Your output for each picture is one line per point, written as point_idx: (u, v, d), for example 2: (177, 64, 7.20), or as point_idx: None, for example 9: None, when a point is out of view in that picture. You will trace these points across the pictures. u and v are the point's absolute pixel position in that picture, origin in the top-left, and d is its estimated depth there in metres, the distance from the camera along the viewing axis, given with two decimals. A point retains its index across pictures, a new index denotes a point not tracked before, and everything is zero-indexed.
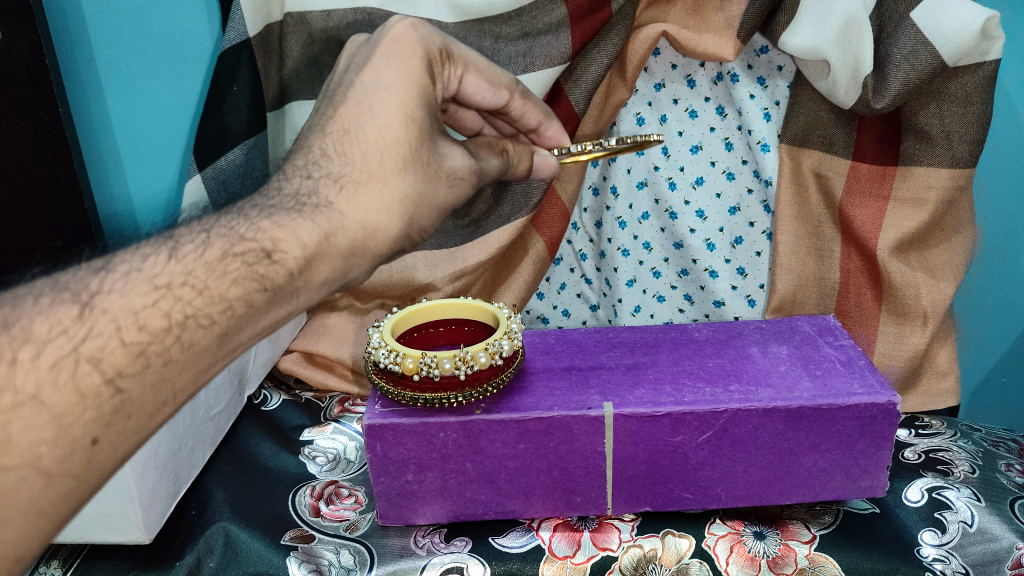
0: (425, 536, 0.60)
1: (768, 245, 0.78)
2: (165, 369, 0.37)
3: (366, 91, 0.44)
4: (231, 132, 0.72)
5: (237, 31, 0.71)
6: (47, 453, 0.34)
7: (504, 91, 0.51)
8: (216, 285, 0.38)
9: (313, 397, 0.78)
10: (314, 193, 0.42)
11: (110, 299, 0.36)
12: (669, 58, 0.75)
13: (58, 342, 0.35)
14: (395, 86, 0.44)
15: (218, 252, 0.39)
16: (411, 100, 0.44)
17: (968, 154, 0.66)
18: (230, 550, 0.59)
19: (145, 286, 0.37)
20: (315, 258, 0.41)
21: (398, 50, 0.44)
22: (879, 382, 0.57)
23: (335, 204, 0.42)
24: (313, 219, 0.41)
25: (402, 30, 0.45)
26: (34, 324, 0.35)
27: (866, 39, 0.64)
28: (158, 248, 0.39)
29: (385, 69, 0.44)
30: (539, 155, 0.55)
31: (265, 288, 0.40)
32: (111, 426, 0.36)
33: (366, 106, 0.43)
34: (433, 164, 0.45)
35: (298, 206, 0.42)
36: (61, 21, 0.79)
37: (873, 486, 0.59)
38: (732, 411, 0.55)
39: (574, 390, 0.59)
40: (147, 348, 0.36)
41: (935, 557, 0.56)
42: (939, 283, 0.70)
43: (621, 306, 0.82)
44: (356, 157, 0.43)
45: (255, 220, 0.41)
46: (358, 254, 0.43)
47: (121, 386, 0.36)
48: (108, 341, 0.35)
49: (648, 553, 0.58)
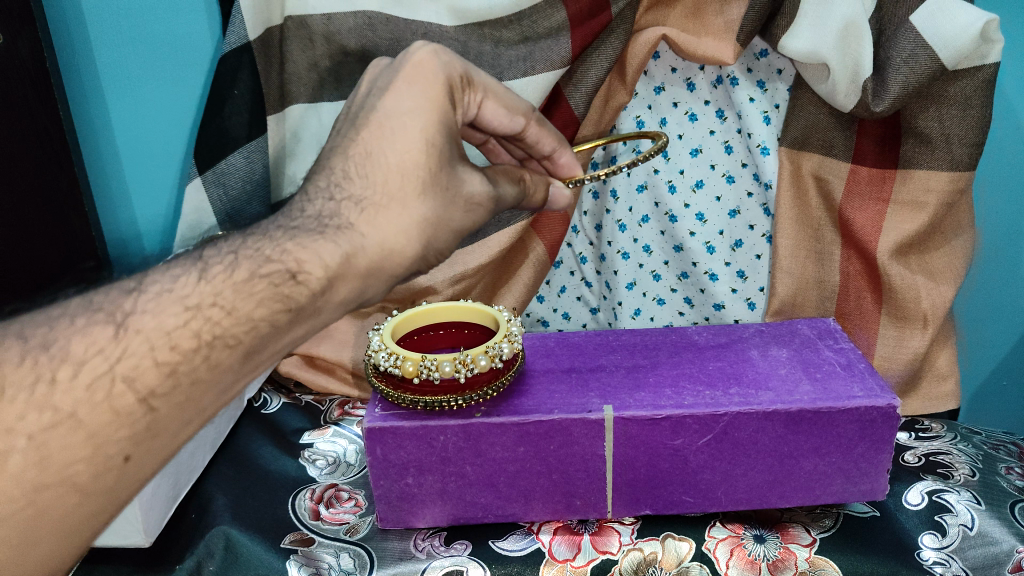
0: (425, 539, 0.60)
1: (768, 248, 0.78)
2: (193, 388, 0.38)
3: (389, 116, 0.43)
4: (231, 136, 0.73)
5: (237, 34, 0.71)
6: (83, 471, 0.35)
7: (521, 118, 0.51)
8: (241, 305, 0.39)
9: (313, 400, 0.78)
10: (337, 215, 0.42)
11: (143, 320, 0.37)
12: (669, 61, 0.75)
13: (95, 362, 0.36)
14: (417, 110, 0.44)
15: (245, 273, 0.40)
16: (432, 123, 0.43)
17: (968, 157, 0.66)
18: (230, 554, 0.59)
19: (176, 307, 0.38)
20: (337, 279, 0.41)
21: (420, 76, 0.44)
22: (879, 386, 0.57)
23: (356, 225, 0.42)
24: (334, 240, 0.41)
25: (425, 57, 0.45)
26: (72, 344, 0.36)
27: (866, 44, 0.64)
28: (189, 269, 0.40)
29: (406, 94, 0.44)
30: (554, 188, 0.56)
31: (289, 308, 0.40)
32: (142, 444, 0.37)
33: (388, 130, 0.43)
34: (451, 189, 0.45)
35: (320, 228, 0.42)
36: (61, 27, 0.79)
37: (873, 490, 0.59)
38: (732, 414, 0.55)
39: (575, 394, 0.59)
40: (177, 368, 0.37)
41: (935, 561, 0.56)
42: (939, 286, 0.70)
43: (621, 309, 0.82)
44: (378, 181, 0.43)
45: (279, 241, 0.41)
46: (375, 275, 0.43)
47: (152, 406, 0.37)
48: (141, 361, 0.36)
49: (648, 556, 0.58)
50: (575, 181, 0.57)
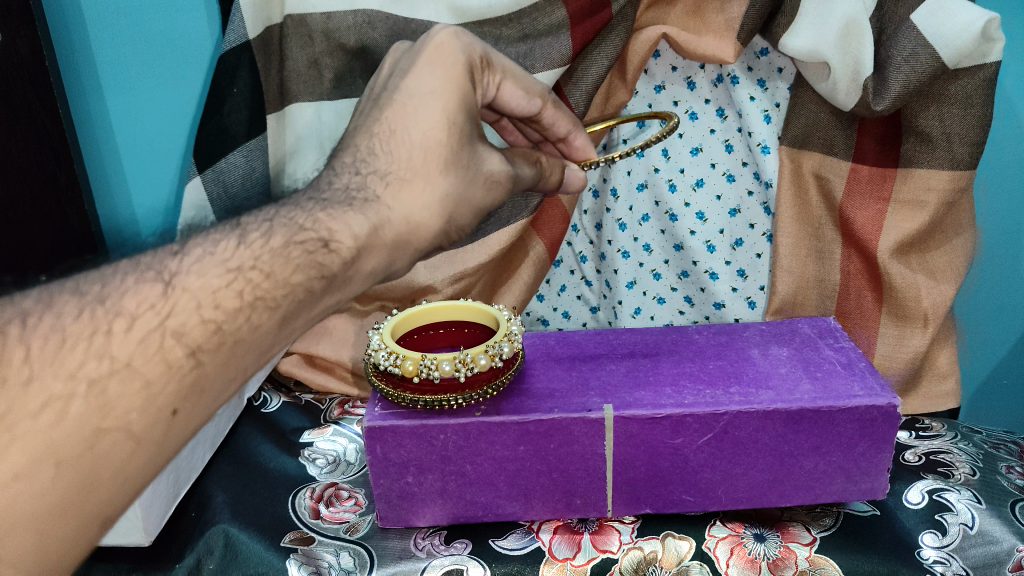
0: (425, 538, 0.60)
1: (768, 247, 0.77)
2: (236, 347, 0.38)
3: (411, 96, 0.44)
4: (231, 134, 0.73)
5: (237, 33, 0.71)
6: (137, 419, 0.35)
7: (538, 101, 0.51)
8: (278, 269, 0.39)
9: (313, 399, 0.78)
10: (363, 188, 0.43)
11: (190, 279, 0.37)
12: (669, 60, 0.75)
13: (147, 317, 0.36)
14: (438, 91, 0.44)
15: (281, 241, 0.40)
16: (452, 104, 0.44)
17: (969, 156, 0.66)
18: (229, 552, 0.59)
19: (219, 269, 0.38)
20: (364, 250, 0.42)
21: (441, 58, 0.45)
22: (880, 384, 0.57)
23: (382, 198, 0.43)
24: (362, 212, 0.42)
25: (444, 39, 0.46)
26: (124, 300, 0.36)
27: (866, 42, 0.64)
28: (228, 234, 0.40)
29: (428, 75, 0.45)
30: (569, 169, 0.57)
31: (323, 275, 0.40)
32: (189, 399, 0.36)
33: (411, 108, 0.44)
34: (472, 167, 0.46)
35: (349, 200, 0.42)
36: (61, 25, 0.79)
37: (873, 489, 0.59)
38: (732, 413, 0.55)
39: (575, 393, 0.59)
40: (222, 326, 0.37)
41: (935, 560, 0.56)
42: (940, 285, 0.70)
43: (620, 308, 0.82)
44: (401, 156, 0.44)
45: (311, 211, 0.42)
46: (403, 247, 0.44)
47: (200, 360, 0.36)
48: (189, 318, 0.36)
49: (648, 555, 0.58)
50: (591, 163, 0.58)
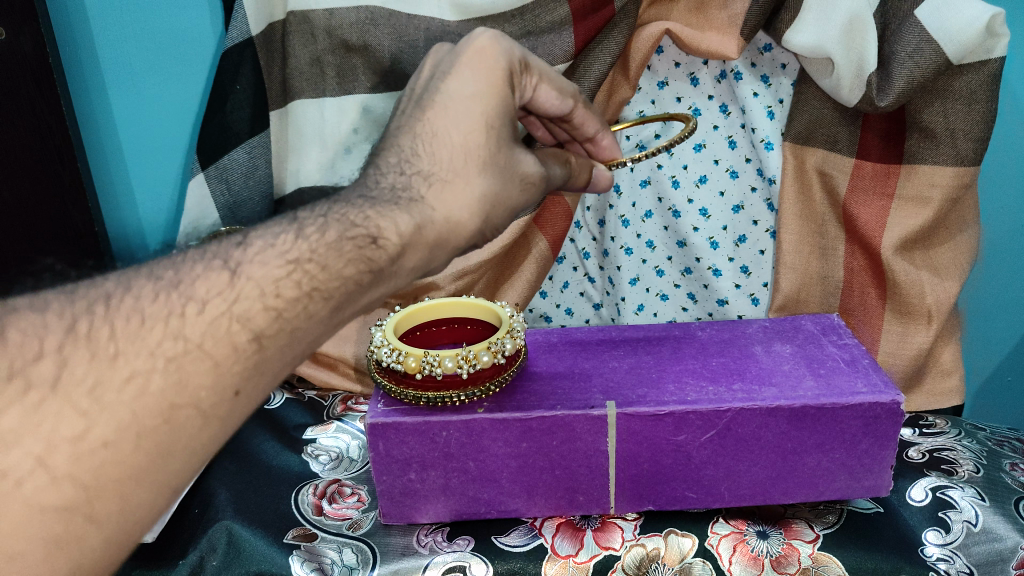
0: (428, 535, 0.60)
1: (771, 243, 0.77)
2: (294, 334, 0.36)
3: (452, 99, 0.44)
4: (233, 132, 0.74)
5: (239, 29, 0.72)
6: (206, 397, 0.33)
7: (570, 101, 0.51)
8: (333, 262, 0.37)
9: (316, 396, 0.78)
10: (409, 187, 0.42)
11: (253, 269, 0.35)
12: (673, 56, 0.74)
13: (215, 303, 0.34)
14: (479, 95, 0.44)
15: (335, 234, 0.38)
16: (492, 109, 0.44)
17: (973, 152, 0.66)
18: (232, 549, 0.59)
19: (278, 260, 0.36)
20: (410, 246, 0.40)
21: (481, 61, 0.45)
22: (883, 381, 0.57)
23: (426, 199, 0.42)
24: (408, 210, 0.41)
25: (485, 43, 0.45)
26: (195, 286, 0.34)
27: (870, 37, 0.64)
28: (286, 227, 0.38)
29: (468, 77, 0.44)
30: (597, 168, 0.57)
31: (372, 270, 0.39)
32: (252, 379, 0.35)
33: (452, 111, 0.44)
34: (509, 168, 0.45)
35: (396, 199, 0.41)
36: (64, 22, 0.79)
37: (877, 486, 0.59)
38: (736, 410, 0.55)
39: (577, 390, 0.58)
40: (283, 314, 0.35)
41: (939, 556, 0.56)
42: (944, 282, 0.70)
43: (624, 305, 0.82)
44: (443, 158, 0.43)
45: (360, 207, 0.40)
46: (442, 246, 0.43)
47: (263, 345, 0.35)
48: (253, 304, 0.35)
49: (650, 552, 0.58)
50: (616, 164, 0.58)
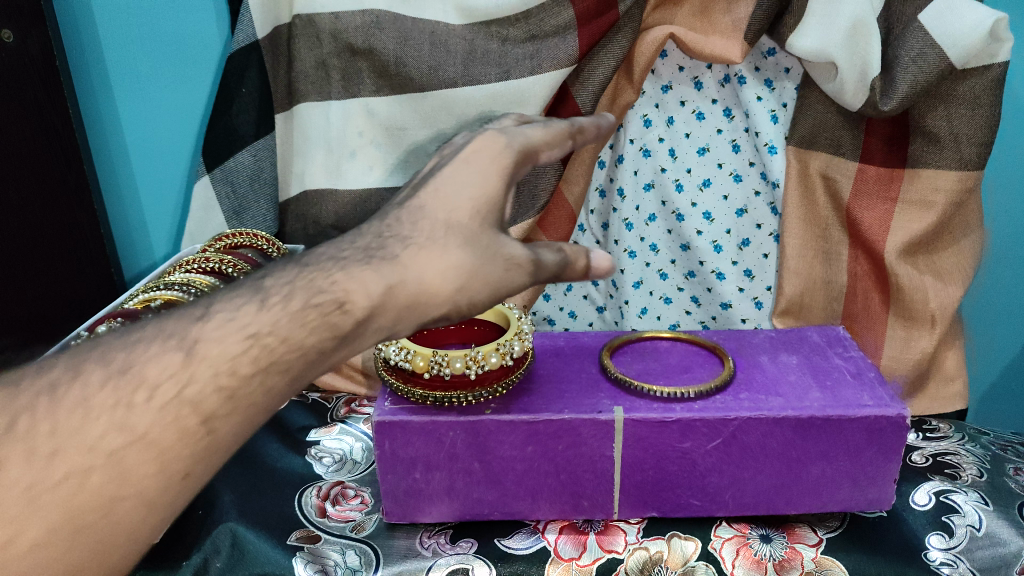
0: (431, 537, 0.60)
1: (775, 247, 0.77)
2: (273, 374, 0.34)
3: (442, 183, 0.41)
4: (239, 135, 0.76)
5: (245, 33, 0.73)
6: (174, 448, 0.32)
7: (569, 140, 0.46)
8: (294, 331, 0.35)
9: (320, 398, 0.78)
10: (382, 247, 0.38)
11: (205, 343, 0.33)
12: (677, 60, 0.74)
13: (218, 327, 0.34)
14: (468, 180, 0.41)
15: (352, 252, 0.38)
16: (480, 194, 0.41)
17: (977, 157, 0.66)
18: (237, 551, 0.59)
19: (234, 332, 0.34)
20: (379, 311, 0.37)
21: (478, 156, 0.42)
22: (889, 395, 0.57)
23: (399, 259, 0.38)
24: (378, 270, 0.37)
25: (482, 141, 0.43)
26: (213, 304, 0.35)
27: (874, 41, 0.64)
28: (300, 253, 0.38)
29: (462, 171, 0.42)
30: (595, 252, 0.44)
31: None
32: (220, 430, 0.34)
33: (442, 194, 0.41)
34: (491, 246, 0.40)
35: (367, 258, 0.38)
36: (71, 26, 0.80)
37: (880, 499, 0.59)
38: (742, 419, 0.55)
39: (585, 393, 0.59)
40: (246, 378, 0.34)
41: (942, 561, 0.56)
42: (948, 287, 0.70)
43: (626, 308, 0.82)
44: (425, 227, 0.40)
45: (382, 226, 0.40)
46: (415, 311, 0.38)
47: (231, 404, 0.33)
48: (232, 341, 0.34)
49: (653, 555, 0.58)
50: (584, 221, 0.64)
